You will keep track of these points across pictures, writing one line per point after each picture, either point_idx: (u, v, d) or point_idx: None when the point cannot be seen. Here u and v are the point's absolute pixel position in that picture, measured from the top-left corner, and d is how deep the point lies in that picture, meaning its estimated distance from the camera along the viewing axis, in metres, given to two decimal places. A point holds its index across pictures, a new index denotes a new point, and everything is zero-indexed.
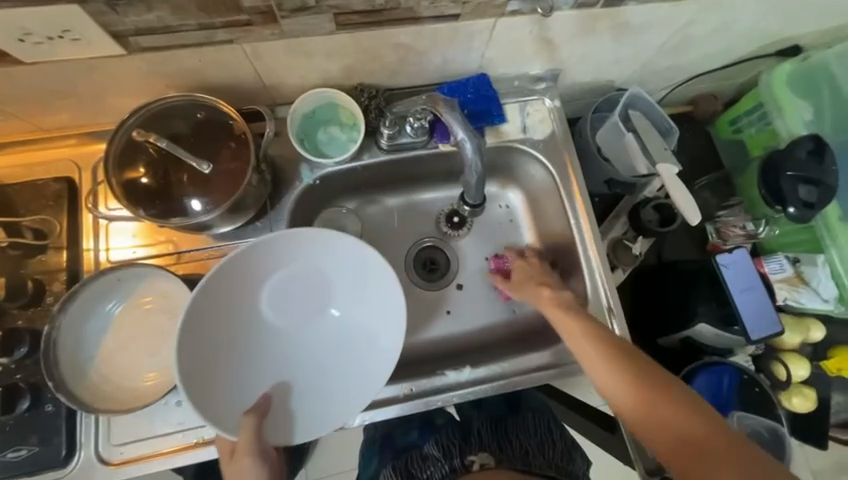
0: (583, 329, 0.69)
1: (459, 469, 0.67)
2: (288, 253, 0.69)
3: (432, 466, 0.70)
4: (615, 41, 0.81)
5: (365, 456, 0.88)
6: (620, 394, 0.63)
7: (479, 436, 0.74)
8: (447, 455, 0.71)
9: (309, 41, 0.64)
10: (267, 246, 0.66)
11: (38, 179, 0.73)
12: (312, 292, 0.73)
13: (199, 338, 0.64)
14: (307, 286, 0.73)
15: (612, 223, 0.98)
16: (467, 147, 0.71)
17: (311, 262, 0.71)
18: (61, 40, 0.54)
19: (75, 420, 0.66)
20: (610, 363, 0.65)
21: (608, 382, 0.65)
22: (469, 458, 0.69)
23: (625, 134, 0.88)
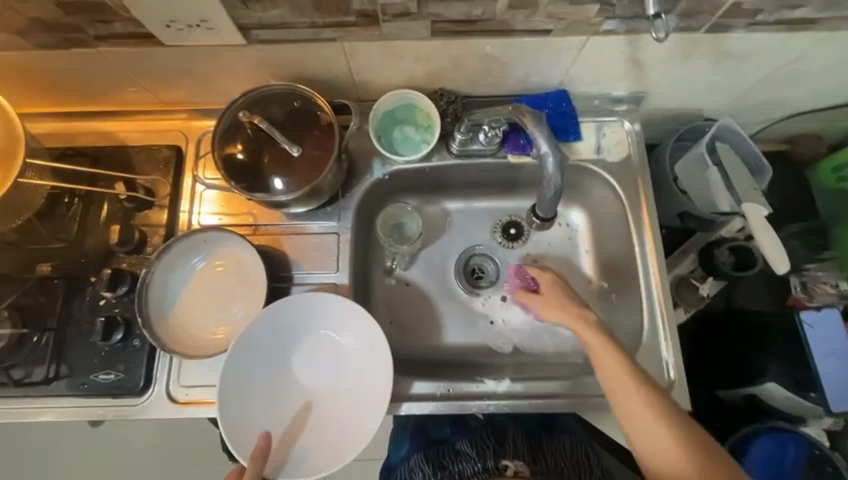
0: (626, 383, 0.65)
1: (492, 470, 0.70)
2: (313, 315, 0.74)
3: (464, 462, 0.73)
4: (712, 68, 0.76)
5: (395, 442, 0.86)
6: (656, 453, 0.63)
7: (514, 442, 0.75)
8: (480, 456, 0.73)
9: (403, 45, 0.68)
10: (305, 303, 0.74)
11: (154, 145, 0.84)
12: (329, 356, 0.76)
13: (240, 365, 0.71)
14: (326, 350, 0.76)
15: (680, 258, 0.92)
16: (549, 160, 0.71)
17: (332, 325, 0.75)
18: (197, 29, 0.63)
19: (154, 358, 0.75)
20: (633, 394, 0.64)
21: (645, 441, 0.63)
22: (502, 463, 0.71)
23: (710, 168, 0.84)
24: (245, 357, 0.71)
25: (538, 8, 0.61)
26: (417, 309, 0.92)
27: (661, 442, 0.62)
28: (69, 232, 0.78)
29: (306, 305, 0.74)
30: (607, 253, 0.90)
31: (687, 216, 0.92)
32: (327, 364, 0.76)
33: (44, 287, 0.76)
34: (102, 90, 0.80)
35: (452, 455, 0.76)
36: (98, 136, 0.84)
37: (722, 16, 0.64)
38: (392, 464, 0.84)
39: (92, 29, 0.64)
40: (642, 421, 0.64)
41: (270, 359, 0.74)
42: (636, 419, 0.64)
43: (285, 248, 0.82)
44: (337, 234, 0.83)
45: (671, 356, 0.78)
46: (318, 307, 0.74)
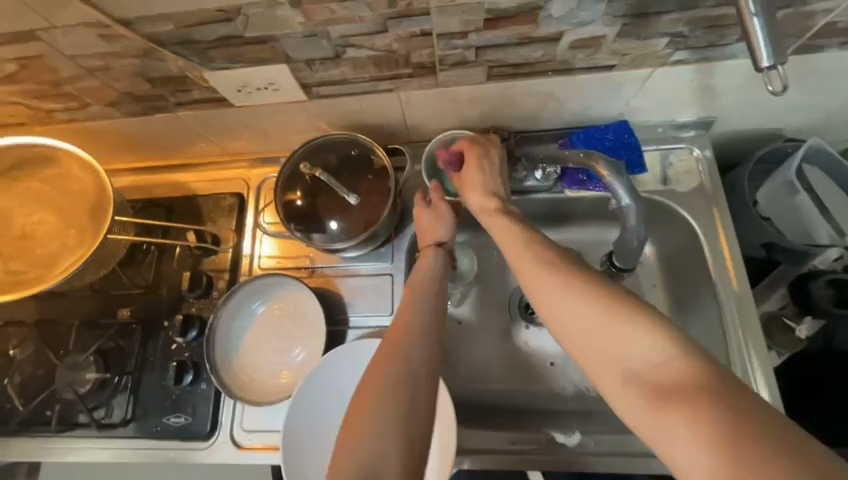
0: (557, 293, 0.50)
1: None
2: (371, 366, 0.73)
3: None
4: (799, 89, 0.69)
5: None
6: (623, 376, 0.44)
7: None
8: None
9: (458, 90, 0.68)
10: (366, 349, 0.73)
11: (220, 193, 0.89)
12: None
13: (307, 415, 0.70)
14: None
15: (766, 293, 0.83)
16: (631, 212, 0.65)
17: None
18: (265, 91, 0.66)
19: (220, 401, 0.77)
20: (565, 287, 0.50)
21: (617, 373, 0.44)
22: None
23: (799, 193, 0.77)
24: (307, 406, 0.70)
25: (603, 46, 0.58)
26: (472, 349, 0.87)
27: (595, 353, 0.46)
28: (146, 279, 0.84)
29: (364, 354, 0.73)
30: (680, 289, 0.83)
31: (772, 247, 0.80)
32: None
33: (124, 331, 0.81)
34: (176, 146, 0.86)
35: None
36: (172, 186, 0.91)
37: (813, 37, 0.58)
38: None
39: (173, 98, 0.69)
40: (581, 335, 0.47)
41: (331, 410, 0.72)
42: (574, 330, 0.48)
43: (340, 290, 0.83)
44: (391, 275, 0.82)
45: (773, 413, 0.68)
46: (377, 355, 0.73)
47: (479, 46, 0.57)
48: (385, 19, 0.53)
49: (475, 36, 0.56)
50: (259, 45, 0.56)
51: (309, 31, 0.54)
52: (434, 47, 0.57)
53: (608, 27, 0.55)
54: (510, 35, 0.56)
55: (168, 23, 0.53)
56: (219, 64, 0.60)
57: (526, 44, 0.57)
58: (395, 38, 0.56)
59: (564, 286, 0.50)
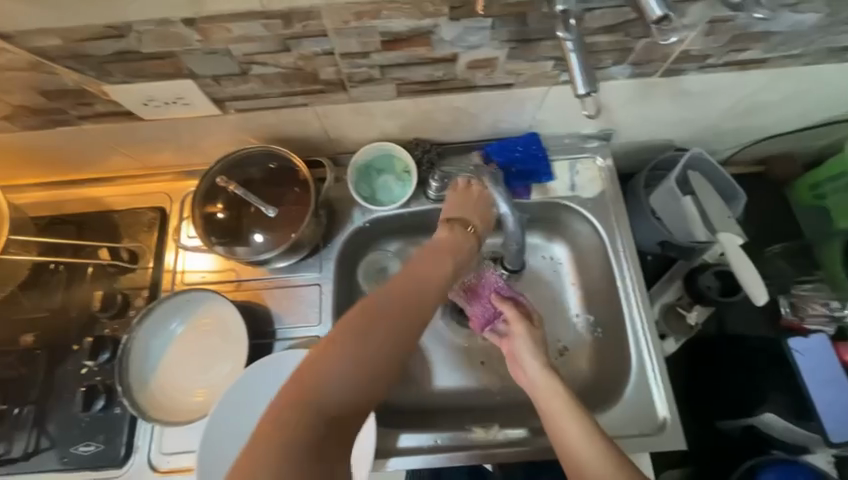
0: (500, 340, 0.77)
1: None
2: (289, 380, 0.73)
3: None
4: (676, 105, 0.79)
5: None
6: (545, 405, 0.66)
7: None
8: None
9: (372, 105, 0.71)
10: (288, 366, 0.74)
11: (139, 208, 0.86)
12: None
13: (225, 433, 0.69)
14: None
15: (666, 286, 0.93)
16: (509, 221, 0.74)
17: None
18: (174, 105, 0.65)
19: (135, 425, 0.74)
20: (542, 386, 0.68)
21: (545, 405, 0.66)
22: None
23: (683, 199, 0.85)
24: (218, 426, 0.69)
25: (497, 67, 0.63)
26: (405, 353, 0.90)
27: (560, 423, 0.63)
28: (53, 300, 0.79)
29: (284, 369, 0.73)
30: (591, 287, 0.91)
31: (666, 244, 0.90)
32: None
33: (27, 359, 0.76)
34: (88, 160, 0.83)
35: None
36: (85, 202, 0.87)
37: (675, 62, 0.67)
38: None
39: (74, 111, 0.67)
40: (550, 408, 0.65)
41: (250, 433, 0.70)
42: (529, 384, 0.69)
43: (268, 303, 0.82)
44: (319, 285, 0.83)
45: (663, 393, 0.77)
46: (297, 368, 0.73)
47: (383, 65, 0.61)
48: (284, 39, 0.55)
49: (376, 56, 0.59)
50: (158, 60, 0.56)
51: (209, 49, 0.54)
52: (339, 65, 0.60)
53: (498, 50, 0.60)
54: (409, 55, 0.60)
55: (55, 36, 0.52)
56: (118, 79, 0.59)
57: (428, 64, 0.62)
58: (299, 56, 0.58)
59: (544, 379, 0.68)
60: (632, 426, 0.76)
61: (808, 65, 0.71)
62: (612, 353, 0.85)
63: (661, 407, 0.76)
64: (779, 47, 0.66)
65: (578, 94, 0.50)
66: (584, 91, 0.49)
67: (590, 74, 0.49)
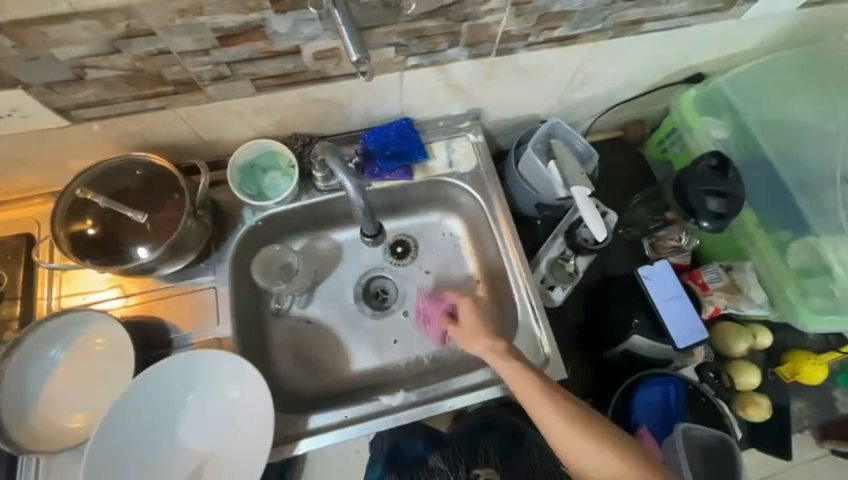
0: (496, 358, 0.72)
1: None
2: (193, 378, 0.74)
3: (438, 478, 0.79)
4: (522, 82, 0.90)
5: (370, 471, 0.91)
6: (551, 423, 0.65)
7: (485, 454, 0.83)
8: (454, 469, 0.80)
9: (235, 103, 0.73)
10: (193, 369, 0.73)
11: (1, 237, 0.80)
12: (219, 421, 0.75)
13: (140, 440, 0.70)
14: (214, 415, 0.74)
15: (550, 243, 1.03)
16: (348, 186, 0.76)
17: (216, 385, 0.74)
18: (10, 118, 0.63)
19: (16, 464, 0.69)
20: (545, 400, 0.67)
21: (550, 422, 0.65)
22: (474, 473, 0.79)
23: (546, 164, 0.96)
24: (114, 435, 0.69)
25: (342, 56, 0.69)
26: (321, 342, 0.93)
27: (578, 447, 0.63)
28: None
29: (188, 368, 0.73)
30: (483, 254, 0.99)
31: (541, 205, 1.02)
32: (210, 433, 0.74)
33: None
34: None
35: (426, 473, 0.82)
36: None
37: (502, 42, 0.77)
38: None
39: None
40: (564, 435, 0.64)
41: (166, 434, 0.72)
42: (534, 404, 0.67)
43: (160, 315, 0.80)
44: (215, 288, 0.83)
45: (547, 336, 0.86)
46: (199, 365, 0.73)
47: (229, 62, 0.64)
48: (111, 40, 0.56)
49: (217, 52, 0.62)
50: None
51: (29, 55, 0.55)
52: (182, 64, 0.62)
53: (335, 40, 0.66)
54: (250, 50, 0.63)
55: None
56: None
57: (273, 58, 0.66)
58: (135, 57, 0.60)
59: (553, 403, 0.66)
60: None
61: (614, 37, 0.84)
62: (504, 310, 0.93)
63: (545, 346, 0.86)
64: (582, 24, 0.78)
65: (354, 61, 0.58)
66: (355, 56, 0.57)
67: (357, 41, 0.57)
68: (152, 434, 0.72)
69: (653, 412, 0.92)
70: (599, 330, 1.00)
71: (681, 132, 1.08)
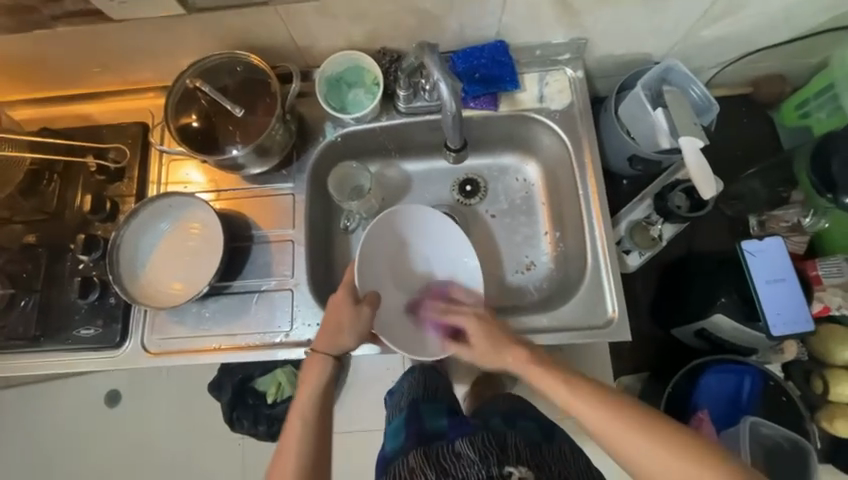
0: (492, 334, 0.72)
1: (495, 477, 0.61)
2: (416, 237, 0.86)
3: (464, 468, 0.64)
4: (643, 7, 0.77)
5: (391, 429, 0.84)
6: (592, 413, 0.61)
7: (517, 449, 0.68)
8: (482, 460, 0.64)
9: (332, 4, 0.72)
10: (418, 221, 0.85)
11: (123, 123, 0.90)
12: (289, 314, 0.83)
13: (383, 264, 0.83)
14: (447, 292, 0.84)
15: (635, 204, 0.93)
16: (442, 87, 0.72)
17: (432, 247, 0.86)
18: (138, 1, 0.69)
19: (130, 313, 0.83)
20: (594, 394, 0.62)
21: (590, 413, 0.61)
22: (506, 469, 0.64)
23: (651, 111, 0.84)
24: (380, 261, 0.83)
25: None
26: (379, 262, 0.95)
27: (633, 441, 0.57)
28: (49, 205, 0.86)
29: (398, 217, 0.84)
30: (558, 203, 0.93)
31: (634, 158, 0.91)
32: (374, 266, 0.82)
33: (30, 255, 0.84)
34: (70, 74, 0.86)
35: (451, 456, 0.67)
36: (73, 118, 0.91)
37: None
38: (387, 453, 0.80)
39: (46, 10, 0.70)
40: (612, 428, 0.59)
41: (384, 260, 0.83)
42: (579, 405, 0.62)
43: (246, 211, 0.87)
44: (293, 195, 0.88)
45: (615, 296, 0.80)
46: (415, 224, 0.85)
47: None
48: None
49: None
50: None
51: None
52: None
53: None
54: None
55: None
56: None
57: None
58: None
59: (580, 391, 0.62)
60: (582, 320, 0.81)
61: None
62: (574, 262, 0.89)
63: (611, 304, 0.80)
64: None
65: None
66: None
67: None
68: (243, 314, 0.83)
69: (717, 400, 0.85)
70: (672, 304, 0.92)
71: (840, 90, 0.89)
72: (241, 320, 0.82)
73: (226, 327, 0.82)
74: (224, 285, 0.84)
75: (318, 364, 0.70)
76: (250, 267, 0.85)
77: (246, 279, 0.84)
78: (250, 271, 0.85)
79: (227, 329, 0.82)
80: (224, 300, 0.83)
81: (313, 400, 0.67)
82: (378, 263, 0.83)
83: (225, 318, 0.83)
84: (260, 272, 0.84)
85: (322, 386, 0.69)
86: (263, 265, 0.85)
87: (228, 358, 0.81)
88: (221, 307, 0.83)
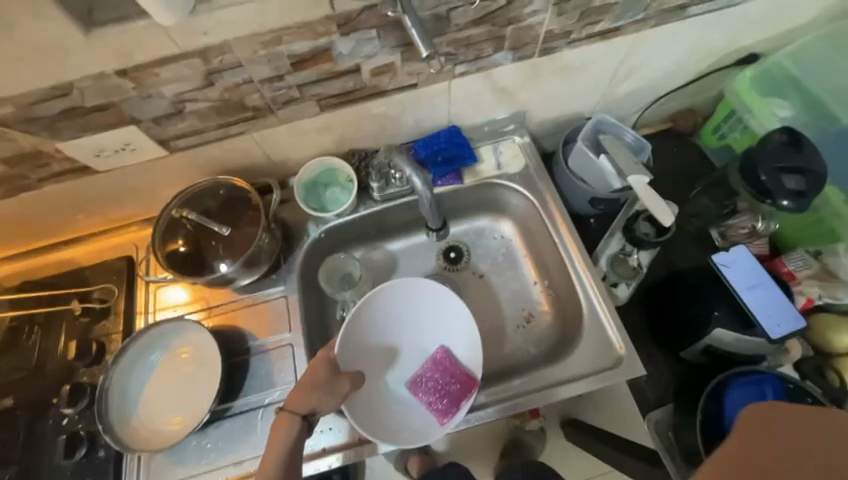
0: None
1: None
2: (458, 333, 0.87)
3: None
4: (564, 80, 0.91)
5: None
6: None
7: None
8: None
9: (302, 123, 0.82)
10: (458, 317, 0.86)
11: (107, 260, 0.91)
12: None
13: (422, 322, 0.88)
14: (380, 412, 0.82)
15: (608, 240, 0.99)
16: (415, 180, 0.83)
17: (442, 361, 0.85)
18: (123, 152, 0.75)
19: (122, 465, 0.76)
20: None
21: None
22: None
23: (597, 158, 0.95)
24: (414, 311, 0.88)
25: (397, 70, 0.77)
26: (413, 338, 0.89)
27: None
28: (30, 360, 0.82)
29: (446, 308, 0.87)
30: (539, 254, 0.98)
31: (595, 200, 0.99)
32: (468, 325, 0.85)
33: (7, 421, 0.78)
34: (53, 225, 0.88)
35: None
36: (55, 265, 0.91)
37: (544, 42, 0.81)
38: None
39: (34, 174, 0.75)
40: None
41: (426, 315, 0.88)
42: None
43: (239, 323, 0.86)
44: (286, 297, 0.88)
45: (616, 330, 0.82)
46: (452, 317, 0.87)
47: (299, 84, 0.74)
48: (208, 74, 0.67)
49: (291, 76, 0.72)
50: (102, 111, 0.67)
51: (144, 93, 0.67)
52: (261, 90, 0.72)
53: (392, 55, 0.74)
54: (318, 72, 0.73)
55: (9, 105, 0.63)
56: (70, 135, 0.69)
57: (336, 77, 0.75)
58: (224, 88, 0.70)
59: None
60: (594, 363, 0.81)
61: (656, 26, 0.85)
62: (569, 305, 0.91)
63: (617, 342, 0.81)
64: (624, 16, 0.81)
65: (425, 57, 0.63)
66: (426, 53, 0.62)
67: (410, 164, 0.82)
68: (248, 435, 0.77)
69: None
70: (671, 326, 0.94)
71: (741, 113, 1.04)
72: (247, 444, 0.77)
73: (232, 455, 0.76)
74: (225, 408, 0.79)
75: (284, 426, 0.65)
76: (252, 381, 0.81)
77: (248, 397, 0.80)
78: (251, 386, 0.81)
79: (234, 458, 0.76)
80: (226, 424, 0.78)
81: (278, 469, 0.62)
82: (419, 310, 0.88)
83: (228, 445, 0.77)
84: (261, 385, 0.81)
85: (288, 447, 0.64)
86: (264, 375, 0.82)
87: None
88: (224, 433, 0.78)
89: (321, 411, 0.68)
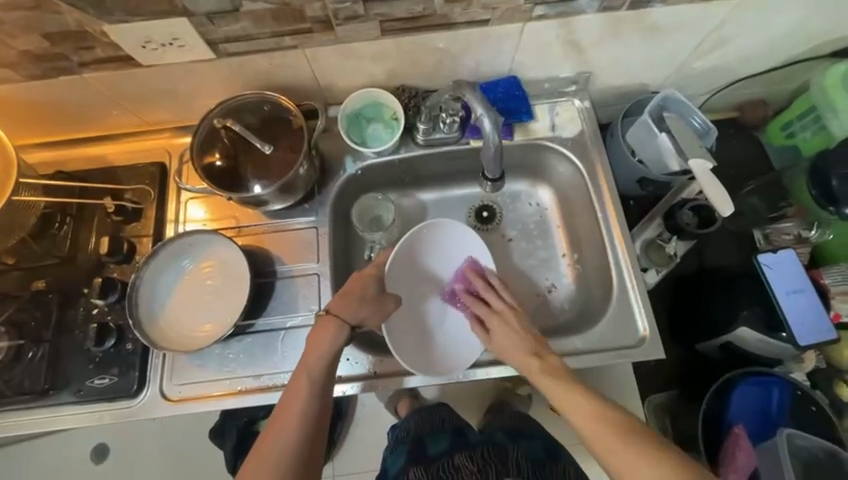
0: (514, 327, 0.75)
1: None
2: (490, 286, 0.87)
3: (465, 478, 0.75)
4: (645, 43, 0.84)
5: (392, 455, 0.88)
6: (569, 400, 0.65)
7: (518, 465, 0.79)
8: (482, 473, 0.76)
9: (359, 46, 0.76)
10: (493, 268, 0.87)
11: (140, 163, 0.89)
12: None
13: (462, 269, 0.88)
14: (407, 341, 0.82)
15: (646, 225, 0.95)
16: (485, 122, 0.75)
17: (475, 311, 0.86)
18: (171, 47, 0.71)
19: (148, 360, 0.79)
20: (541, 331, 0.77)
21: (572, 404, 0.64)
22: None
23: (658, 135, 0.87)
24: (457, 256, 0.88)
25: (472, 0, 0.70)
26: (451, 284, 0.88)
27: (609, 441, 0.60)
28: (61, 249, 0.83)
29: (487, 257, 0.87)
30: (574, 227, 0.96)
31: (644, 180, 0.97)
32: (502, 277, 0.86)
33: (38, 303, 0.80)
34: (87, 116, 0.85)
35: (451, 470, 0.78)
36: (89, 160, 0.90)
37: None
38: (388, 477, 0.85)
39: (76, 57, 0.71)
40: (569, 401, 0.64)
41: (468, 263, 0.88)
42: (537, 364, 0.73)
43: (268, 246, 0.86)
44: (316, 228, 0.87)
45: (644, 312, 0.82)
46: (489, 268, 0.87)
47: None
48: None
49: None
50: None
51: None
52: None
53: None
54: None
55: None
56: (119, 17, 0.64)
57: None
58: None
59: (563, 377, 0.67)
60: (614, 339, 0.82)
61: None
62: (597, 282, 0.90)
63: (641, 323, 0.82)
64: None
65: None
66: None
67: (480, 100, 0.74)
68: (269, 353, 0.80)
69: (748, 413, 0.86)
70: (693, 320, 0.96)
71: (822, 111, 0.96)
72: (266, 360, 0.80)
73: (251, 368, 0.79)
74: (248, 324, 0.81)
75: (333, 325, 0.70)
76: (277, 303, 0.83)
77: (270, 317, 0.82)
78: (275, 308, 0.83)
79: (252, 371, 0.79)
80: (248, 339, 0.81)
81: (323, 364, 0.68)
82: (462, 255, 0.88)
83: (249, 359, 0.80)
84: (285, 308, 0.83)
85: (333, 348, 0.69)
86: (289, 299, 0.83)
87: (255, 401, 0.78)
88: (246, 347, 0.80)
89: (367, 322, 0.74)
